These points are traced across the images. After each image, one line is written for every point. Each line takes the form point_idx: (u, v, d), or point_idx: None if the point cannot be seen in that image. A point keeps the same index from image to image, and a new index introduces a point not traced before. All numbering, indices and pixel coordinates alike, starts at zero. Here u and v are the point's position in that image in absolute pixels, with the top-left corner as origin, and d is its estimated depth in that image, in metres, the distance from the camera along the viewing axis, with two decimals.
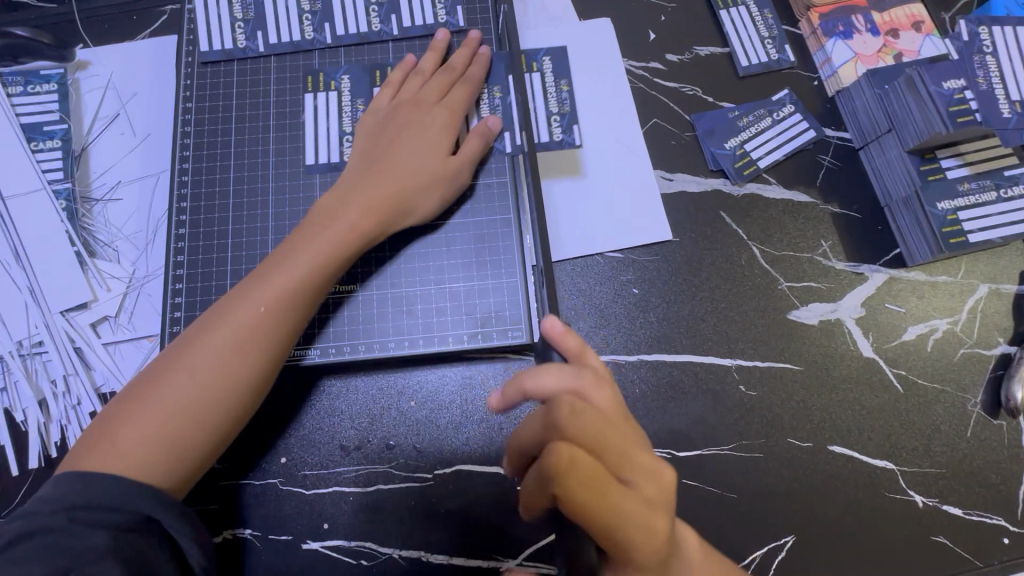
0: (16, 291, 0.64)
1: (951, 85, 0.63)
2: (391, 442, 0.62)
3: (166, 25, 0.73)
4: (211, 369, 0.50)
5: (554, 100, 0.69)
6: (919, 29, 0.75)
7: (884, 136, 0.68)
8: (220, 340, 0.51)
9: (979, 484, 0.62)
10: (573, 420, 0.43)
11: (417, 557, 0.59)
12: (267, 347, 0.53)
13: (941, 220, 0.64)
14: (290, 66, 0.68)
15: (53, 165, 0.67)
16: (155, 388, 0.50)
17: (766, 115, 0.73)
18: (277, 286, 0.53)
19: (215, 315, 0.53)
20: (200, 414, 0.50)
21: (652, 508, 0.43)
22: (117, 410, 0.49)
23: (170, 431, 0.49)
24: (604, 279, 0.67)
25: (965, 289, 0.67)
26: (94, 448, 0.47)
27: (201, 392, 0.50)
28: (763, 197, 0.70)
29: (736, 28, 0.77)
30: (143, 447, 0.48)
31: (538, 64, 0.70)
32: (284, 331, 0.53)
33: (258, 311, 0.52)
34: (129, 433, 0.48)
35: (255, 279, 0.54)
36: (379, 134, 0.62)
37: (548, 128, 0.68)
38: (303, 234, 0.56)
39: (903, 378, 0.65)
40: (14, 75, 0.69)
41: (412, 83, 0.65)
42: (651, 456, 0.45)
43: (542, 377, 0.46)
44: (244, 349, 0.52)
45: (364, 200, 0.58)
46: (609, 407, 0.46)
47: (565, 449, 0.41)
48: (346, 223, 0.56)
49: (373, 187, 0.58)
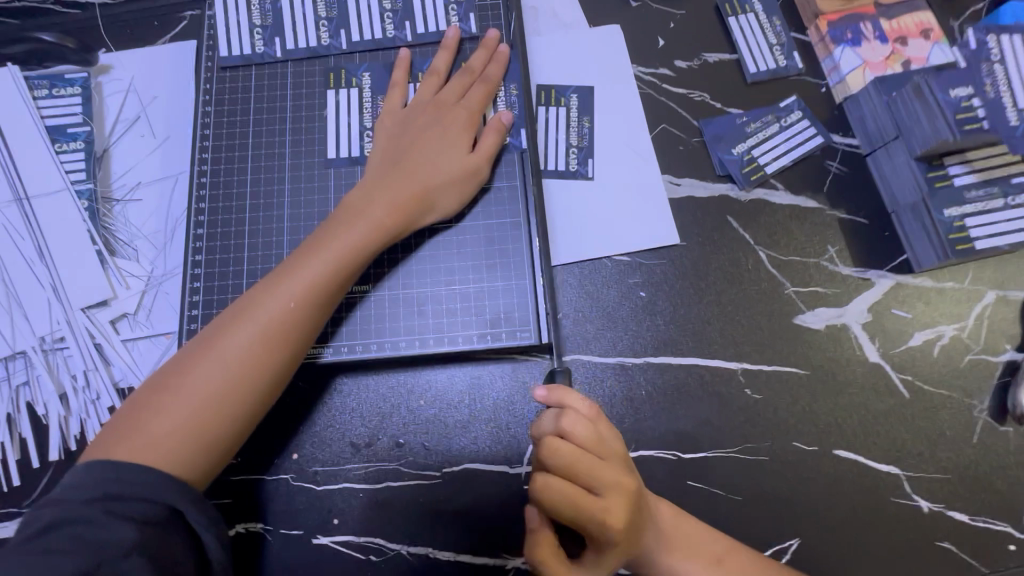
0: (39, 287, 0.65)
1: (958, 93, 0.63)
2: (401, 440, 0.63)
3: (186, 31, 0.75)
4: (240, 362, 0.52)
5: (575, 134, 0.73)
6: (927, 36, 0.75)
7: (892, 143, 0.69)
8: (246, 334, 0.53)
9: (986, 491, 0.62)
10: (547, 456, 0.51)
11: (425, 554, 0.60)
12: (293, 342, 0.54)
13: (948, 227, 0.64)
14: (307, 70, 0.70)
15: (76, 165, 0.69)
16: (185, 378, 0.51)
17: (774, 121, 0.74)
18: (305, 283, 0.55)
19: (242, 308, 0.54)
20: (227, 407, 0.51)
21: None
22: (146, 400, 0.51)
23: (200, 422, 0.50)
24: (612, 282, 0.68)
25: (973, 295, 0.68)
26: (123, 436, 0.49)
27: (229, 384, 0.51)
28: (771, 202, 0.71)
29: (745, 35, 0.77)
30: (171, 438, 0.49)
31: (566, 99, 0.75)
32: (309, 327, 0.55)
33: (286, 306, 0.54)
34: (159, 423, 0.50)
35: (281, 274, 0.55)
36: (398, 134, 0.64)
37: (565, 159, 0.72)
38: (329, 231, 0.58)
39: (909, 384, 0.65)
40: (40, 79, 0.71)
41: (429, 84, 0.67)
42: (623, 475, 0.52)
43: (541, 423, 0.54)
44: (269, 344, 0.53)
45: (387, 198, 0.59)
46: (588, 442, 0.51)
47: (539, 483, 0.50)
48: (369, 221, 0.58)
49: (394, 186, 0.60)
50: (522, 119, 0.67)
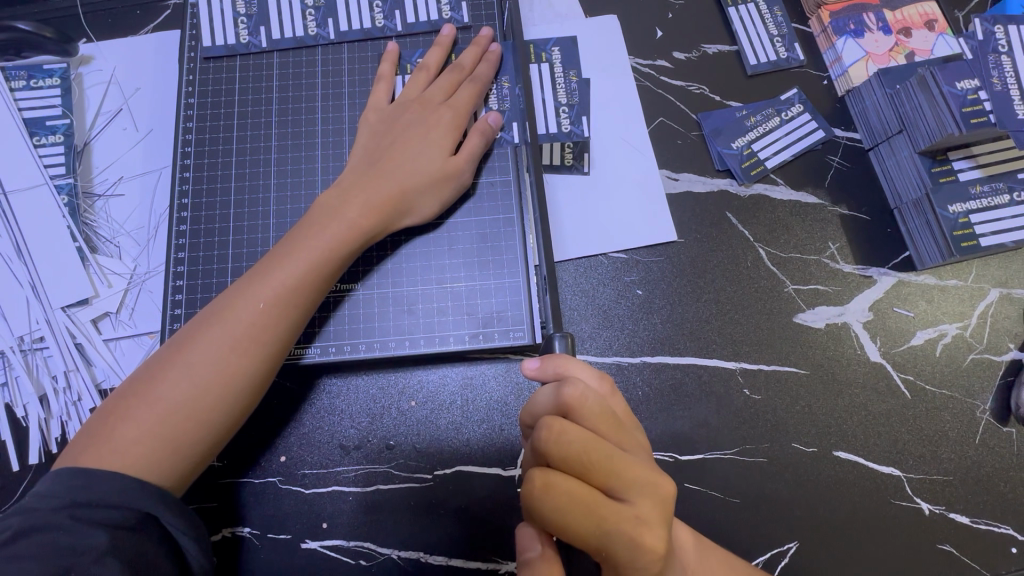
0: (18, 286, 0.63)
1: (965, 85, 0.62)
2: (391, 441, 0.62)
3: (169, 20, 0.73)
4: (209, 365, 0.50)
5: (563, 92, 0.71)
6: (932, 27, 0.73)
7: (895, 137, 0.67)
8: (219, 337, 0.51)
9: (987, 493, 0.61)
10: (553, 443, 0.43)
11: (416, 558, 0.59)
12: (266, 344, 0.52)
13: (952, 224, 0.63)
14: (294, 61, 0.68)
15: (56, 159, 0.67)
16: (154, 383, 0.50)
17: (774, 115, 0.72)
18: (280, 283, 0.53)
19: (214, 311, 0.52)
20: (200, 412, 0.50)
21: (644, 527, 0.42)
22: (115, 407, 0.49)
23: (168, 427, 0.49)
24: (608, 280, 0.67)
25: (976, 293, 0.66)
26: (91, 445, 0.47)
27: (199, 388, 0.50)
28: (770, 198, 0.69)
29: (745, 26, 0.75)
30: (139, 446, 0.48)
31: (547, 54, 0.72)
32: (285, 328, 0.53)
33: (258, 307, 0.52)
34: (128, 431, 0.48)
35: (255, 275, 0.54)
36: (383, 132, 0.62)
37: (557, 120, 0.70)
38: (303, 232, 0.56)
39: (910, 384, 0.64)
40: (17, 69, 0.69)
41: (418, 82, 0.64)
42: (648, 470, 0.44)
43: (535, 401, 0.48)
44: (243, 347, 0.51)
45: (363, 198, 0.57)
46: (597, 421, 0.45)
47: (541, 476, 0.43)
48: (346, 221, 0.56)
49: (373, 186, 0.58)
50: (515, 113, 0.65)
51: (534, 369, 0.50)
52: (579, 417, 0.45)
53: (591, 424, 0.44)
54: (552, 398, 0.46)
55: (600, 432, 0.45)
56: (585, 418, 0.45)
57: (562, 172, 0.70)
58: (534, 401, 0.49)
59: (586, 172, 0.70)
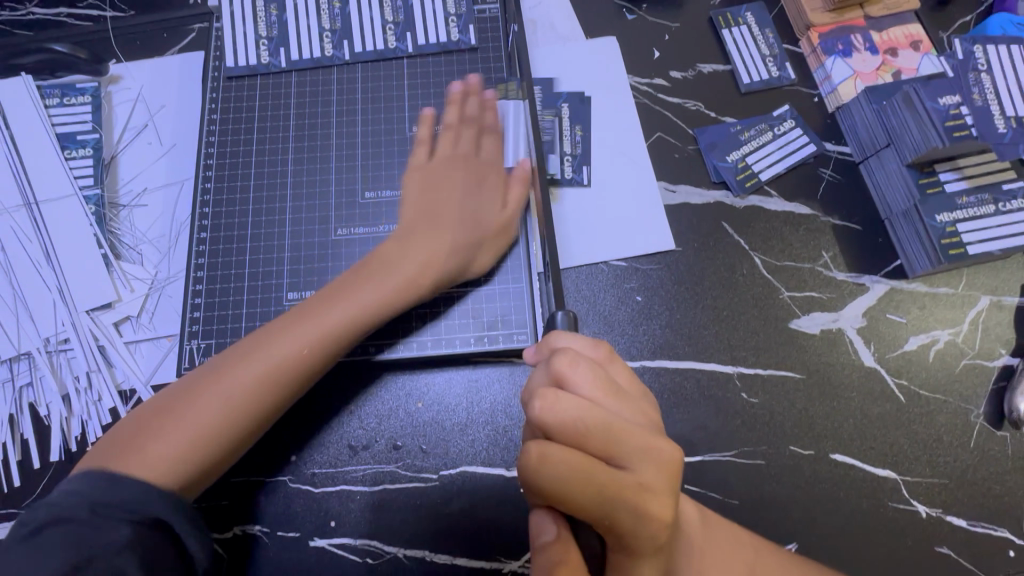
0: (46, 290, 0.67)
1: (946, 101, 0.64)
2: (398, 442, 0.64)
3: (193, 43, 0.77)
4: (243, 395, 0.53)
5: (569, 142, 0.74)
6: (917, 48, 0.77)
7: (883, 151, 0.70)
8: (256, 370, 0.54)
9: (984, 496, 0.62)
10: (548, 411, 0.43)
11: (421, 557, 0.60)
12: (300, 381, 0.55)
13: (940, 232, 0.65)
14: (311, 81, 0.72)
15: (85, 171, 0.71)
16: (191, 405, 0.52)
17: (767, 129, 0.75)
18: (324, 326, 0.56)
19: (256, 342, 0.55)
20: (226, 437, 0.53)
21: (646, 490, 0.43)
22: (152, 420, 0.52)
23: (196, 449, 0.51)
24: (608, 286, 0.69)
25: (966, 300, 0.68)
26: (123, 454, 0.50)
27: (233, 418, 0.53)
28: (764, 209, 0.72)
29: (739, 47, 0.79)
30: (168, 462, 0.50)
31: (553, 100, 0.76)
32: (318, 370, 0.56)
33: (299, 348, 0.55)
34: (159, 445, 0.51)
35: (303, 313, 0.57)
36: (438, 179, 0.65)
37: (560, 166, 0.73)
38: (356, 274, 0.59)
39: (905, 388, 0.65)
40: (51, 88, 0.73)
41: (470, 131, 0.67)
42: (645, 434, 0.44)
43: (533, 375, 0.49)
44: (277, 383, 0.54)
45: (424, 250, 0.60)
46: (593, 387, 0.45)
47: (536, 446, 0.43)
48: (400, 270, 0.59)
49: (432, 239, 0.61)
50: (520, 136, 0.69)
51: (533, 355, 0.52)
52: (573, 385, 0.45)
53: (585, 391, 0.45)
54: (546, 373, 0.47)
55: (599, 398, 0.45)
56: (579, 386, 0.45)
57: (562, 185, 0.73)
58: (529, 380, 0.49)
59: (586, 184, 0.73)
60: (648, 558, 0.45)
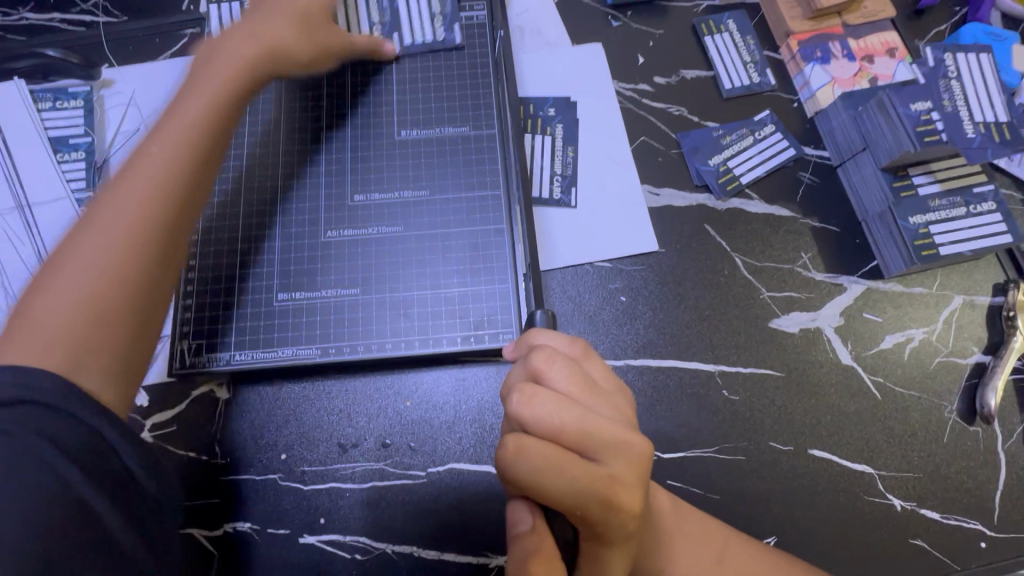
0: None
1: (918, 107, 0.67)
2: (387, 440, 0.65)
3: (185, 47, 0.78)
4: (108, 252, 0.50)
5: (558, 162, 0.75)
6: (893, 55, 0.79)
7: (860, 155, 0.72)
8: (114, 220, 0.51)
9: (956, 489, 0.64)
10: (525, 406, 0.45)
11: (409, 552, 0.61)
12: (178, 190, 0.54)
13: (913, 234, 0.67)
14: (301, 85, 0.73)
15: (77, 174, 0.71)
16: (57, 278, 0.49)
17: (748, 134, 0.77)
18: (160, 157, 0.54)
19: (123, 178, 0.53)
20: (112, 308, 0.49)
21: (617, 485, 0.44)
22: (28, 305, 0.48)
23: (86, 321, 0.48)
24: (593, 287, 0.71)
25: (940, 300, 0.70)
26: (11, 341, 0.46)
27: (144, 194, 0.52)
28: (745, 212, 0.74)
29: (721, 53, 0.81)
30: (55, 340, 0.47)
31: (538, 108, 0.78)
32: (192, 176, 0.55)
33: (149, 182, 0.53)
34: (39, 330, 0.47)
35: (116, 176, 0.54)
36: (251, 40, 0.64)
37: (549, 187, 0.74)
38: (155, 135, 0.56)
39: (881, 385, 0.67)
40: (44, 92, 0.74)
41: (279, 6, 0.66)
42: (619, 429, 0.45)
43: (512, 370, 0.50)
44: (147, 216, 0.52)
45: (211, 88, 0.60)
46: (568, 383, 0.47)
47: (514, 439, 0.45)
48: (188, 118, 0.57)
49: (229, 66, 0.62)
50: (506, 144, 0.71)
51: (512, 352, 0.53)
52: (550, 381, 0.47)
53: (561, 388, 0.46)
54: (525, 370, 0.48)
55: (574, 394, 0.46)
56: (556, 383, 0.47)
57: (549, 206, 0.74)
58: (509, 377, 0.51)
59: (574, 207, 0.74)
60: (618, 546, 0.47)
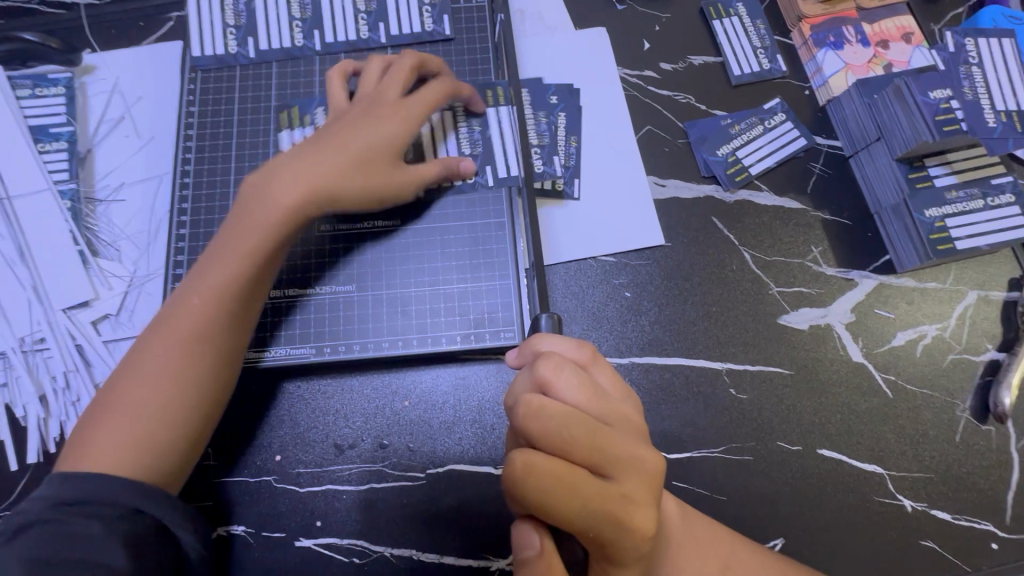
0: (20, 289, 0.65)
1: (937, 95, 0.64)
2: (385, 441, 0.63)
3: (171, 31, 0.75)
4: (170, 370, 0.51)
5: (562, 153, 0.72)
6: (908, 40, 0.76)
7: (874, 145, 0.69)
8: (172, 340, 0.52)
9: (967, 489, 0.62)
10: (533, 419, 0.43)
11: (409, 556, 0.60)
12: (240, 301, 0.55)
13: (929, 227, 0.65)
14: (291, 73, 0.70)
15: (59, 165, 0.69)
16: (121, 395, 0.51)
17: (758, 123, 0.74)
18: (222, 281, 0.54)
19: (180, 300, 0.54)
20: (170, 421, 0.51)
21: (628, 501, 0.43)
22: (91, 418, 0.51)
23: (142, 438, 0.50)
24: (597, 282, 0.68)
25: (954, 295, 0.68)
26: (71, 458, 0.49)
27: (202, 316, 0.53)
28: (754, 204, 0.71)
29: (729, 38, 0.78)
30: (115, 453, 0.49)
31: (533, 94, 0.73)
32: (244, 297, 0.55)
33: (202, 307, 0.53)
34: (103, 442, 0.49)
35: (189, 285, 0.55)
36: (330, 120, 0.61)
37: (551, 167, 0.71)
38: (236, 224, 0.56)
39: (892, 384, 0.65)
40: (23, 78, 0.71)
41: (371, 75, 0.64)
42: (630, 443, 0.44)
43: (516, 382, 0.47)
44: (200, 339, 0.53)
45: (305, 177, 0.56)
46: (577, 395, 0.45)
47: (521, 456, 0.42)
48: (276, 203, 0.56)
49: (328, 157, 0.57)
50: (507, 137, 0.67)
51: (516, 359, 0.51)
52: (559, 393, 0.45)
53: (570, 399, 0.44)
54: (530, 380, 0.46)
55: (583, 407, 0.45)
56: (564, 394, 0.45)
57: (552, 198, 0.71)
58: (513, 386, 0.48)
59: (577, 199, 0.71)
60: (629, 566, 0.45)
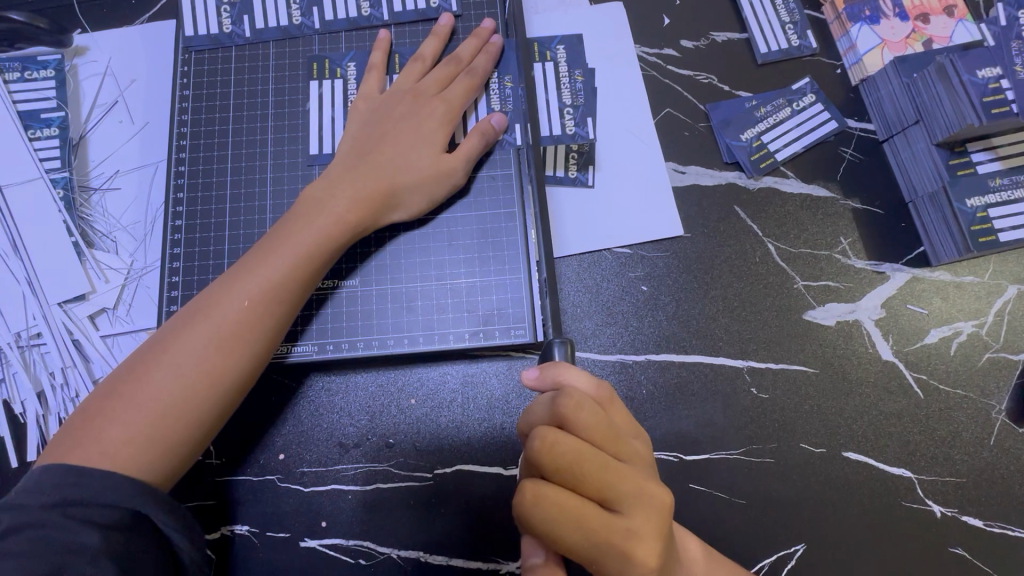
0: (15, 282, 0.63)
1: (986, 74, 0.59)
2: (391, 439, 0.61)
3: (164, 9, 0.71)
4: (197, 365, 0.49)
5: (567, 91, 0.65)
6: (951, 13, 0.70)
7: (912, 128, 0.65)
8: (203, 334, 0.50)
9: (1001, 495, 0.59)
10: (545, 453, 0.41)
11: (416, 558, 0.58)
12: (280, 304, 0.53)
13: (970, 218, 0.61)
14: (290, 52, 0.66)
15: (51, 153, 0.66)
16: (141, 383, 0.49)
17: (785, 105, 0.69)
18: (262, 281, 0.52)
19: (214, 294, 0.52)
20: (185, 419, 0.49)
21: (637, 540, 0.41)
22: (102, 404, 0.48)
23: (156, 431, 0.48)
24: (612, 275, 0.65)
25: (993, 289, 0.64)
26: (77, 445, 0.46)
27: (239, 314, 0.51)
28: (780, 191, 0.67)
29: (756, 13, 0.73)
30: (127, 448, 0.47)
31: (551, 52, 0.67)
32: (288, 299, 0.53)
33: (241, 305, 0.51)
34: (115, 432, 0.47)
35: (231, 278, 0.53)
36: (372, 123, 0.61)
37: (560, 122, 0.64)
38: (288, 224, 0.55)
39: (924, 384, 0.62)
40: (12, 61, 0.68)
41: (410, 73, 0.63)
42: (644, 481, 0.42)
43: (534, 410, 0.46)
44: (232, 338, 0.51)
45: (352, 191, 0.56)
46: (593, 431, 0.43)
47: (531, 487, 0.41)
48: (332, 214, 0.55)
49: (362, 178, 0.57)
50: (518, 113, 0.63)
51: (533, 378, 0.48)
52: (574, 427, 0.43)
53: (585, 433, 0.43)
54: (546, 409, 0.45)
55: (597, 443, 0.43)
56: (579, 428, 0.43)
57: (565, 185, 0.68)
58: (531, 410, 0.47)
59: (591, 186, 0.68)
60: None
